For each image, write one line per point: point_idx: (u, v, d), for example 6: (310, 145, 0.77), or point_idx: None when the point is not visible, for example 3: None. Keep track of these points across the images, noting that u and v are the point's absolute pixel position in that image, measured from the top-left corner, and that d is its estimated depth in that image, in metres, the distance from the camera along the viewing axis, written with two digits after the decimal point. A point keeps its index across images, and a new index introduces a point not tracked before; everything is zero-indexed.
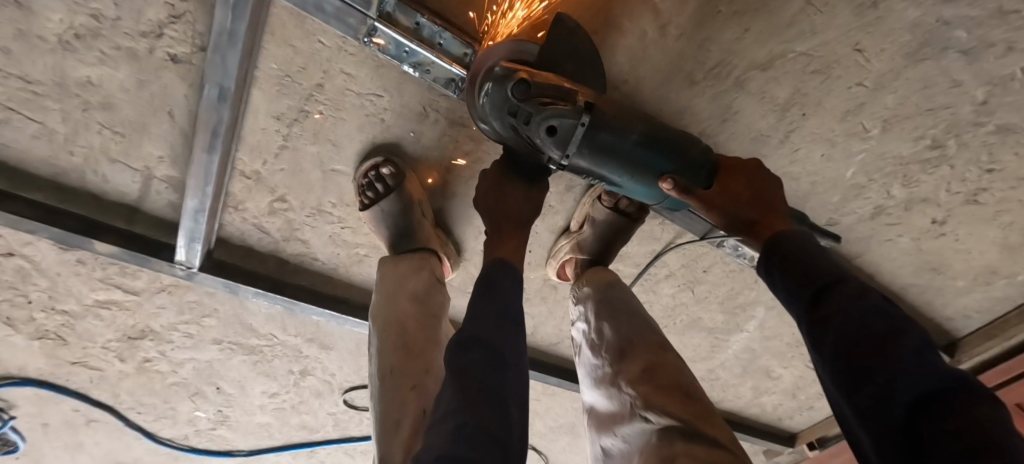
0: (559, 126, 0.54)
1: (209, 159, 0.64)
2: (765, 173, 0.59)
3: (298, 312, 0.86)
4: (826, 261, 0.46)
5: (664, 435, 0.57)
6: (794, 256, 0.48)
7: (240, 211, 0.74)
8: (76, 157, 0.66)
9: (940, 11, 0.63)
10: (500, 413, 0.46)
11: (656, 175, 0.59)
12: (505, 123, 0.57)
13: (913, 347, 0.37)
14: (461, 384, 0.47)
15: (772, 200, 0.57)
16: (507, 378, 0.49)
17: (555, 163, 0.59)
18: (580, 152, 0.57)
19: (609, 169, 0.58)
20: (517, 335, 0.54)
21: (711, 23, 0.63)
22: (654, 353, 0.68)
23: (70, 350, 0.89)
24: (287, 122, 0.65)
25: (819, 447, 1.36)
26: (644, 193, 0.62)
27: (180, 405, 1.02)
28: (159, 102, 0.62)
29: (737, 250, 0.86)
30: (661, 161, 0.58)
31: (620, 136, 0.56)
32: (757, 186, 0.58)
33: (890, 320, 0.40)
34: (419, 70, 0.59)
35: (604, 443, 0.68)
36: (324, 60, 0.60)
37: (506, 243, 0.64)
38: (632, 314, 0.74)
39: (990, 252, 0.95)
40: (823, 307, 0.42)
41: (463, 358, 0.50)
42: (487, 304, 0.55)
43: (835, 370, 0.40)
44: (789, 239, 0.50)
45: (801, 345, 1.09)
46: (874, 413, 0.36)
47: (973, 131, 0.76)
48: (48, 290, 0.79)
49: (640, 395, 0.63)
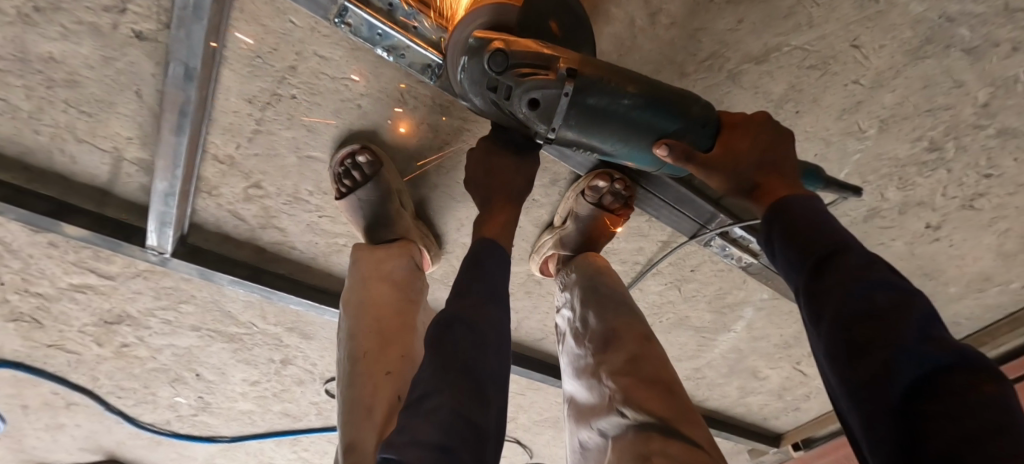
0: (541, 98, 0.49)
1: (177, 141, 0.62)
2: (774, 131, 0.53)
3: (276, 301, 0.84)
4: (830, 229, 0.41)
5: (640, 431, 0.57)
6: (795, 224, 0.43)
7: (214, 197, 0.72)
8: (42, 136, 0.64)
9: (944, 7, 0.60)
10: (478, 399, 0.45)
11: (652, 139, 0.53)
12: (486, 99, 0.53)
13: (917, 322, 0.32)
14: (440, 367, 0.46)
15: (779, 162, 0.51)
16: (491, 364, 0.48)
17: (544, 137, 0.55)
18: (568, 124, 0.52)
19: (600, 138, 0.53)
20: (501, 315, 0.53)
21: (704, 12, 0.60)
22: (638, 344, 0.66)
23: (46, 332, 0.88)
24: (260, 106, 0.63)
25: (804, 448, 1.37)
26: (641, 161, 0.56)
27: (160, 390, 1.01)
28: (125, 81, 0.59)
29: (724, 250, 0.83)
30: (658, 126, 0.52)
31: (611, 100, 0.50)
32: (762, 145, 0.52)
33: (898, 293, 0.35)
34: (394, 54, 0.57)
35: (581, 437, 0.66)
36: (297, 41, 0.58)
37: (495, 220, 0.61)
38: (617, 302, 0.72)
39: (985, 258, 0.93)
40: (824, 281, 0.38)
41: (443, 336, 0.48)
42: (471, 280, 0.53)
43: (829, 347, 0.36)
44: (795, 206, 0.45)
45: (789, 346, 1.08)
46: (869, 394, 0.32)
47: (973, 134, 0.74)
48: (20, 272, 0.78)
49: (620, 388, 0.62)
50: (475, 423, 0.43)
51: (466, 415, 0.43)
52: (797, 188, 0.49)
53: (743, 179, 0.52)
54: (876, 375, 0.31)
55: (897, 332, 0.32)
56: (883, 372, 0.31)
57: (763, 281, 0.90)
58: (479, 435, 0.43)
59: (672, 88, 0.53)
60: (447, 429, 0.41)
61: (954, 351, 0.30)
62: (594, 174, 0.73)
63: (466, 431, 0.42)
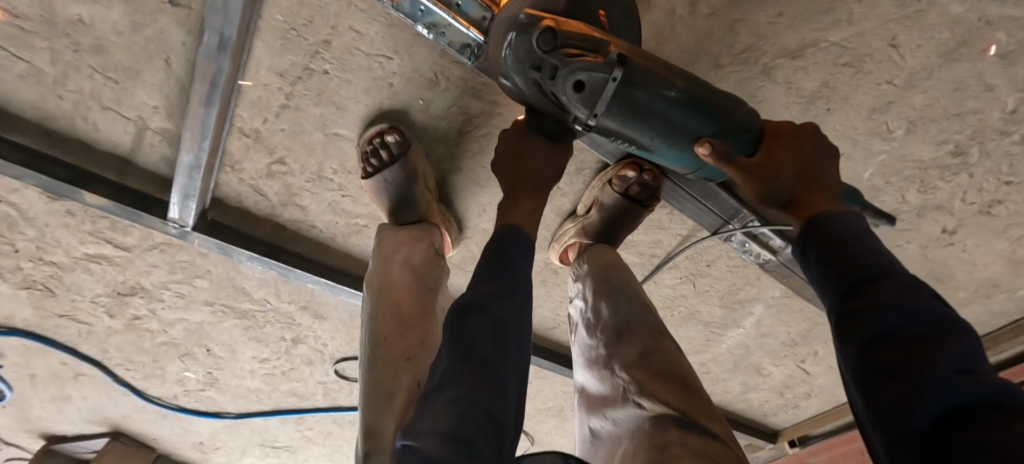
0: (587, 81, 0.49)
1: (205, 113, 0.61)
2: (821, 144, 0.52)
3: (292, 279, 0.84)
4: (870, 249, 0.40)
5: (655, 421, 0.54)
6: (831, 240, 0.42)
7: (237, 171, 0.71)
8: (65, 102, 0.63)
9: (984, 9, 0.60)
10: (494, 391, 0.43)
11: (691, 138, 0.54)
12: (528, 79, 0.53)
13: (958, 355, 0.31)
14: (459, 360, 0.45)
15: (820, 179, 0.50)
16: (509, 358, 0.47)
17: (582, 123, 0.55)
18: (610, 112, 0.52)
19: (639, 131, 0.53)
20: (524, 305, 0.52)
21: (745, 3, 0.60)
22: (653, 339, 0.65)
23: (58, 302, 0.87)
24: (290, 80, 0.63)
25: (799, 445, 1.39)
26: (676, 159, 0.57)
27: (169, 364, 1.01)
28: (154, 48, 0.58)
29: (743, 246, 0.84)
30: (697, 124, 0.53)
31: (655, 94, 0.50)
32: (804, 157, 0.51)
33: (938, 322, 0.34)
34: (434, 32, 0.56)
35: (593, 424, 0.65)
36: (332, 14, 0.57)
37: (521, 206, 0.61)
38: (633, 298, 0.71)
39: (995, 264, 0.94)
40: (856, 302, 0.37)
41: (462, 325, 0.48)
42: (496, 269, 0.52)
43: (858, 368, 0.35)
44: (835, 223, 0.44)
45: (796, 344, 1.09)
46: (894, 420, 0.31)
47: (998, 139, 0.74)
48: (36, 240, 0.77)
49: (634, 380, 0.60)
50: (493, 414, 0.42)
51: (483, 406, 0.42)
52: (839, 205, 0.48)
53: (781, 192, 0.51)
54: (902, 400, 0.31)
55: (929, 360, 0.31)
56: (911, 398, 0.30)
57: (777, 278, 0.91)
58: (496, 428, 0.41)
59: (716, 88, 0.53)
60: (465, 418, 0.41)
61: (989, 384, 0.30)
62: (622, 165, 0.72)
63: (485, 424, 0.41)
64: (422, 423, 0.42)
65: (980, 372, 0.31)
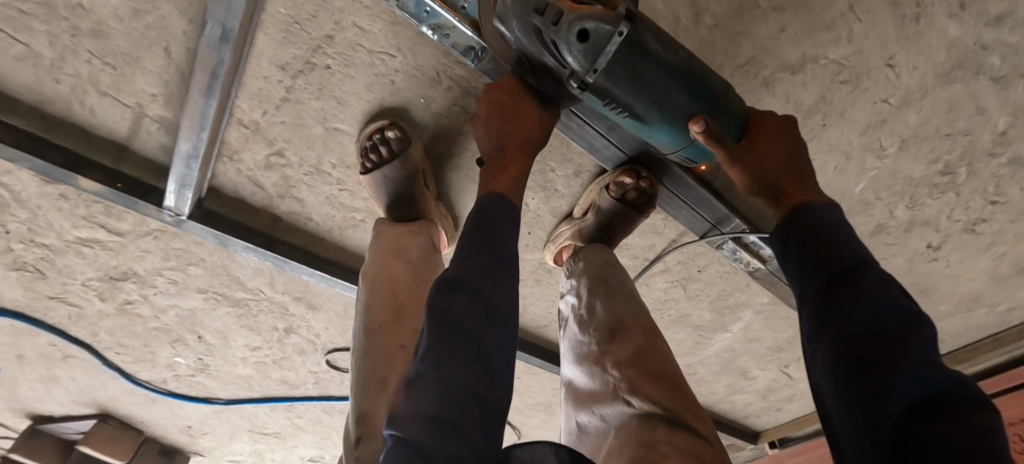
0: (592, 31, 0.46)
1: (206, 104, 0.61)
2: (795, 135, 0.57)
3: (287, 270, 0.84)
4: (847, 243, 0.41)
5: (645, 419, 0.55)
6: (811, 235, 0.43)
7: (235, 161, 0.71)
8: (62, 86, 0.62)
9: (980, 34, 0.61)
10: (480, 372, 0.41)
11: (686, 112, 0.54)
12: (525, 25, 0.49)
13: (927, 347, 0.32)
14: (441, 340, 0.42)
15: (801, 167, 0.54)
16: (498, 336, 0.44)
17: (577, 81, 0.51)
18: (610, 71, 0.49)
19: (635, 96, 0.52)
20: (510, 280, 0.48)
21: (747, 18, 0.61)
22: (643, 338, 0.66)
23: (48, 284, 0.86)
24: (292, 73, 0.62)
25: (780, 446, 1.43)
26: (664, 134, 0.56)
27: (160, 349, 1.01)
28: (155, 36, 0.58)
29: (735, 254, 0.85)
30: (694, 96, 0.53)
31: (661, 58, 0.50)
32: (786, 147, 0.56)
33: (909, 314, 0.35)
34: (438, 33, 0.56)
35: (579, 419, 0.65)
36: (336, 10, 0.56)
37: (508, 174, 0.56)
38: (626, 296, 0.72)
39: (978, 280, 0.96)
40: (832, 296, 0.38)
41: (446, 302, 0.45)
42: (480, 245, 0.49)
43: (830, 357, 0.36)
44: (814, 220, 0.44)
45: (781, 349, 1.11)
46: (864, 411, 0.32)
47: (986, 161, 0.76)
48: (28, 222, 0.76)
49: (625, 379, 0.61)
50: (480, 400, 0.39)
51: (471, 393, 0.39)
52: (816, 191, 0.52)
53: (766, 178, 0.55)
54: (873, 392, 0.32)
55: (903, 350, 0.32)
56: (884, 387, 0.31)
57: (766, 286, 0.92)
58: (484, 413, 0.39)
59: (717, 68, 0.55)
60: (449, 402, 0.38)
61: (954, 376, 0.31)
62: (620, 171, 0.73)
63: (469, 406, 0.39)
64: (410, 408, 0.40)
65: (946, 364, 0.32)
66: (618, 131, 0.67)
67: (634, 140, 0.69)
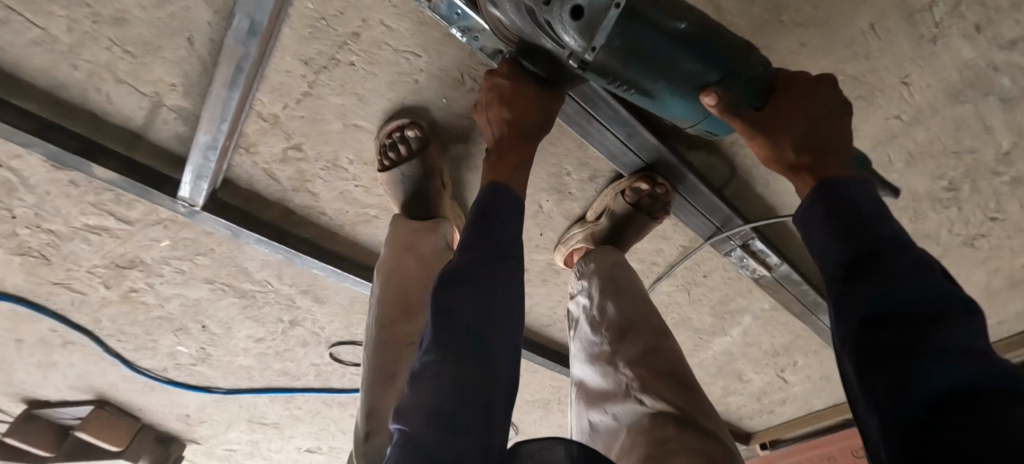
0: (587, 6, 0.43)
1: (228, 95, 0.60)
2: (826, 95, 0.52)
3: (297, 263, 0.84)
4: (876, 228, 0.40)
5: (657, 418, 0.55)
6: (838, 217, 0.42)
7: (251, 154, 0.70)
8: (79, 72, 0.61)
9: (993, 56, 0.62)
10: (483, 362, 0.41)
11: (699, 85, 0.50)
12: (518, 7, 0.47)
13: (955, 334, 0.31)
14: (444, 336, 0.43)
15: (828, 141, 0.50)
16: (500, 332, 0.43)
17: (577, 60, 0.48)
18: (611, 46, 0.46)
19: (642, 71, 0.48)
20: (514, 276, 0.48)
21: (770, 32, 0.62)
22: (653, 337, 0.66)
23: (52, 270, 0.85)
24: (315, 68, 0.62)
25: (770, 447, 1.46)
26: (680, 109, 0.52)
27: (162, 338, 1.01)
28: (177, 25, 0.57)
29: (741, 261, 0.87)
30: (708, 67, 0.49)
31: (665, 24, 0.46)
32: (811, 115, 0.51)
33: (943, 302, 0.34)
34: (468, 35, 0.57)
35: (590, 417, 0.65)
36: (364, 7, 0.56)
37: (510, 161, 0.57)
38: (637, 296, 0.72)
39: (972, 293, 0.99)
40: (856, 282, 0.37)
41: (445, 294, 0.45)
42: (482, 236, 0.49)
43: (853, 344, 0.36)
44: (845, 205, 0.43)
45: (777, 355, 1.13)
46: (885, 398, 0.32)
47: (989, 179, 0.78)
48: (35, 207, 0.75)
49: (637, 377, 0.61)
50: (480, 390, 0.39)
51: (467, 383, 0.39)
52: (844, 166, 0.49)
53: (785, 153, 0.52)
54: (895, 382, 0.31)
55: (927, 339, 0.31)
56: (905, 376, 0.31)
57: (769, 292, 0.94)
58: (486, 407, 0.39)
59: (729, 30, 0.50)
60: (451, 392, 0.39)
61: (992, 365, 0.29)
62: (636, 177, 0.74)
63: (473, 398, 0.39)
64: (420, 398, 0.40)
65: (987, 351, 0.31)
66: (636, 138, 0.68)
67: (652, 147, 0.70)
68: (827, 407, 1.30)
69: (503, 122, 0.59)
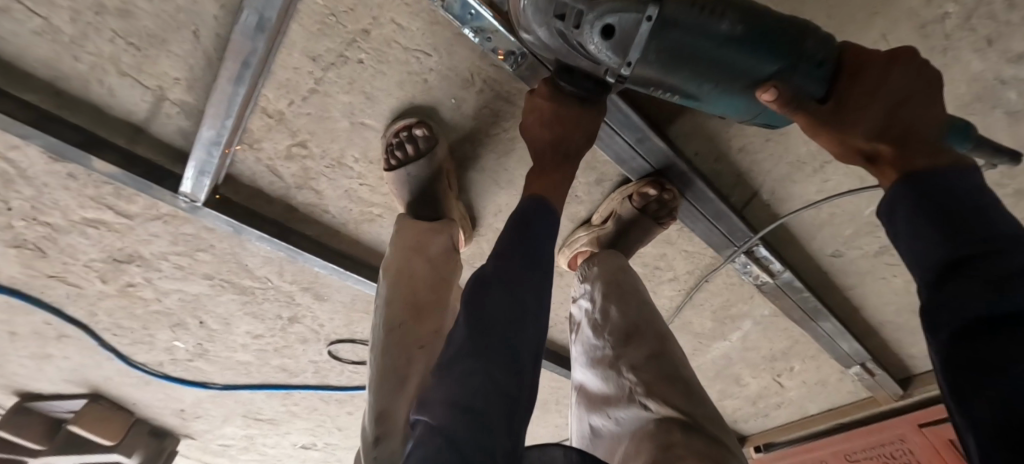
0: (617, 25, 0.45)
1: (234, 92, 0.59)
2: (910, 70, 0.43)
3: (299, 261, 0.83)
4: (983, 219, 0.33)
5: (661, 423, 0.55)
6: (930, 203, 0.35)
7: (255, 150, 0.69)
8: (81, 64, 0.60)
9: (1003, 70, 0.62)
10: (511, 369, 0.41)
11: (751, 85, 0.47)
12: (550, 31, 0.48)
13: None
14: (477, 336, 0.43)
15: (908, 124, 0.41)
16: (531, 334, 0.44)
17: (614, 74, 0.50)
18: (648, 59, 0.47)
19: (684, 77, 0.48)
20: (546, 284, 0.48)
21: None
22: (660, 343, 0.66)
23: (48, 263, 0.84)
24: (323, 65, 0.61)
25: (764, 450, 1.47)
26: (731, 107, 0.50)
27: (159, 333, 0.99)
28: (183, 19, 0.56)
29: (744, 267, 0.87)
30: (758, 65, 0.46)
31: (704, 28, 0.44)
32: (888, 97, 0.43)
33: None
34: (480, 36, 0.56)
35: (593, 422, 0.64)
36: (375, 5, 0.55)
37: (551, 179, 0.57)
38: (643, 301, 0.71)
39: None
40: (954, 278, 0.31)
41: (481, 295, 0.45)
42: (518, 241, 0.49)
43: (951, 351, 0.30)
44: (946, 186, 0.35)
45: (775, 360, 1.14)
46: (986, 422, 0.27)
47: (992, 190, 0.78)
48: (32, 200, 0.74)
49: (641, 382, 0.60)
50: (509, 394, 0.40)
51: (502, 388, 0.40)
52: (940, 153, 0.39)
53: (861, 143, 0.44)
54: (998, 405, 0.27)
55: None
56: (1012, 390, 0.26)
57: (770, 298, 0.94)
58: (511, 407, 0.39)
59: (782, 16, 0.46)
60: (483, 391, 0.39)
61: None
62: (644, 182, 0.74)
63: (499, 401, 0.39)
64: (444, 392, 0.41)
65: None
66: (646, 143, 0.68)
67: (661, 153, 0.70)
68: (822, 411, 1.30)
69: (546, 145, 0.58)
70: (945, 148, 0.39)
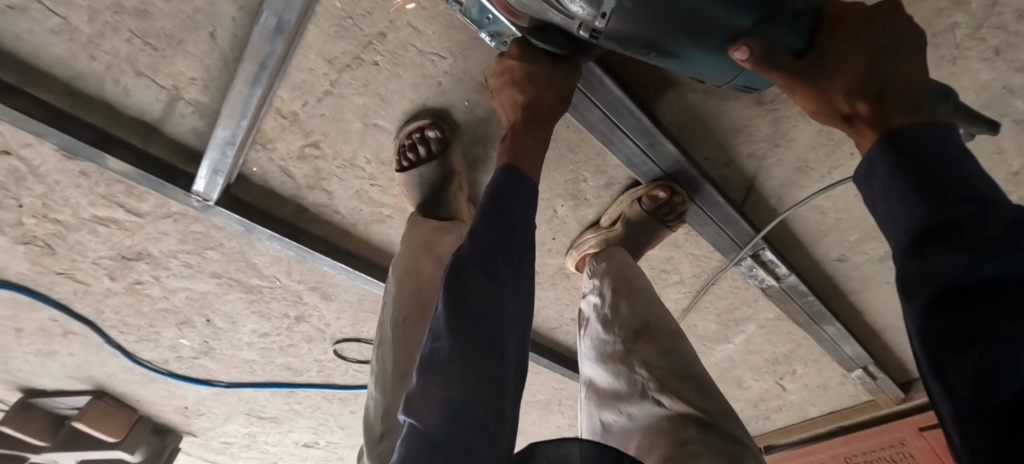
0: None
1: (250, 92, 0.60)
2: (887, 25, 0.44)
3: (308, 261, 0.83)
4: (960, 189, 0.34)
5: (675, 419, 0.55)
6: (905, 171, 0.37)
7: (268, 150, 0.70)
8: (97, 63, 0.60)
9: (1010, 79, 0.63)
10: (490, 350, 0.42)
11: (727, 40, 0.46)
12: None
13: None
14: (458, 318, 0.44)
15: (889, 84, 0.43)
16: (511, 312, 0.45)
17: (588, 29, 0.47)
18: (622, 7, 0.43)
19: (660, 27, 0.44)
20: (524, 258, 0.49)
21: None
22: (665, 335, 0.66)
23: (56, 260, 0.84)
24: (338, 67, 0.61)
25: (765, 452, 1.48)
26: (709, 66, 0.49)
27: (164, 330, 1.00)
28: (201, 20, 0.56)
29: (750, 270, 0.88)
30: (735, 17, 0.44)
31: None
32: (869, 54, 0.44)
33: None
34: (496, 39, 0.57)
35: (603, 417, 0.64)
36: (393, 8, 0.55)
37: (524, 147, 0.56)
38: (650, 296, 0.72)
39: None
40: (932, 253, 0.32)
41: (460, 279, 0.46)
42: (487, 220, 0.49)
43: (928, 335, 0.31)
44: (937, 161, 0.37)
45: (778, 363, 1.15)
46: (964, 400, 0.28)
47: None
48: (42, 197, 0.74)
49: (653, 378, 0.60)
50: (491, 373, 0.41)
51: (482, 367, 0.41)
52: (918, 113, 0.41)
53: (839, 103, 0.46)
54: (978, 378, 0.27)
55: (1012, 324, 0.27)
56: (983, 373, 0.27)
57: (774, 302, 0.95)
58: (496, 385, 0.40)
59: None
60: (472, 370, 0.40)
61: None
62: (654, 185, 0.74)
63: (483, 379, 0.40)
64: (432, 374, 0.41)
65: None
66: (656, 147, 0.69)
67: (671, 158, 0.70)
68: (823, 414, 1.31)
69: (517, 105, 0.58)
70: (920, 108, 0.41)
